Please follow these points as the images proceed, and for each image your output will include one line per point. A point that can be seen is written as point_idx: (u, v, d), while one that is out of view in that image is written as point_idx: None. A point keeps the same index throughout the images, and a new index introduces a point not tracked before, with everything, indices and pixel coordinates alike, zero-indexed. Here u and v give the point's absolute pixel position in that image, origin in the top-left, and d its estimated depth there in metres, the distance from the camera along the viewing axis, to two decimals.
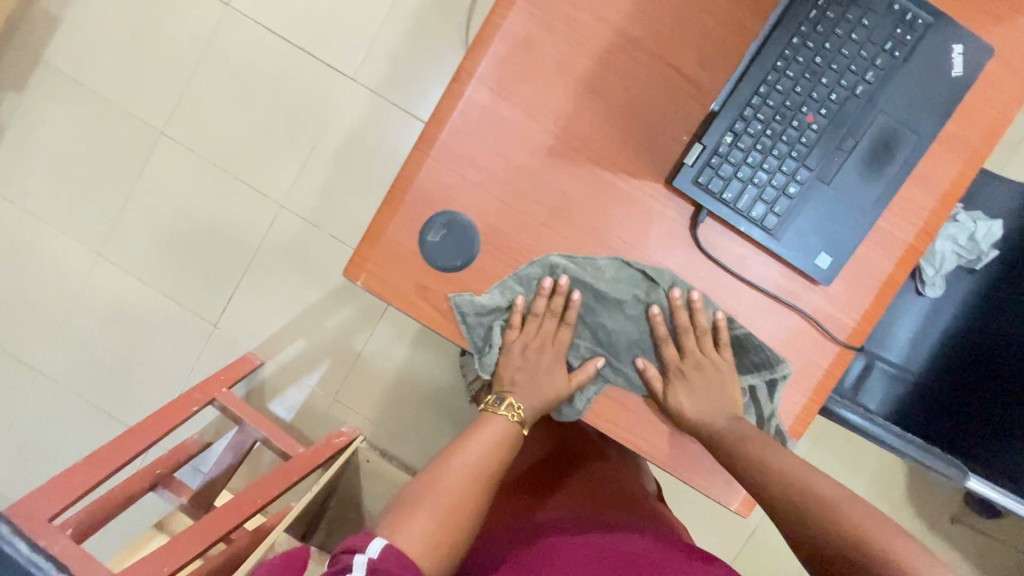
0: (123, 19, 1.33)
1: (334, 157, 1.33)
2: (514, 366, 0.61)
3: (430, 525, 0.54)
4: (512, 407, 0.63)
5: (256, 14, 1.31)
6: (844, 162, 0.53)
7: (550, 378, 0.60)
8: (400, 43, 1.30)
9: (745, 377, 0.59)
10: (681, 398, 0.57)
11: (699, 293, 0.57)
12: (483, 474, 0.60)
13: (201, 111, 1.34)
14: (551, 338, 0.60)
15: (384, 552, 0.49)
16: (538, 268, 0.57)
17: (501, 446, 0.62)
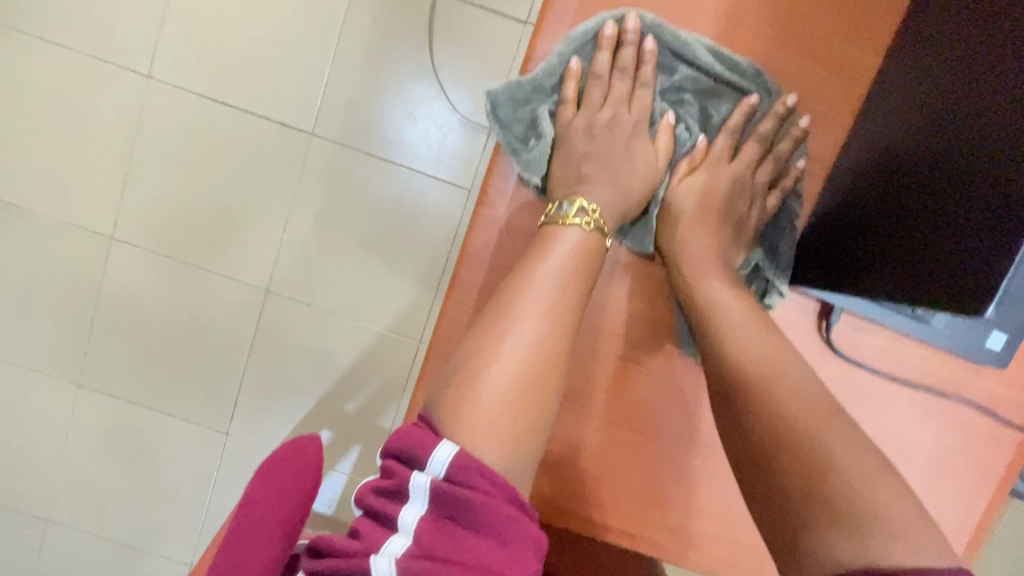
0: (30, 119, 1.14)
1: (312, 225, 1.17)
2: (582, 147, 0.61)
3: (502, 411, 0.50)
4: (585, 208, 0.58)
5: (183, 81, 1.12)
6: None
7: (633, 165, 0.61)
8: (356, 80, 1.13)
9: (754, 254, 0.64)
10: (704, 184, 0.63)
11: (790, 99, 0.61)
12: (551, 324, 0.54)
13: (151, 205, 1.17)
14: (623, 111, 0.61)
15: (452, 460, 0.46)
16: (628, 16, 0.60)
17: (579, 275, 0.56)
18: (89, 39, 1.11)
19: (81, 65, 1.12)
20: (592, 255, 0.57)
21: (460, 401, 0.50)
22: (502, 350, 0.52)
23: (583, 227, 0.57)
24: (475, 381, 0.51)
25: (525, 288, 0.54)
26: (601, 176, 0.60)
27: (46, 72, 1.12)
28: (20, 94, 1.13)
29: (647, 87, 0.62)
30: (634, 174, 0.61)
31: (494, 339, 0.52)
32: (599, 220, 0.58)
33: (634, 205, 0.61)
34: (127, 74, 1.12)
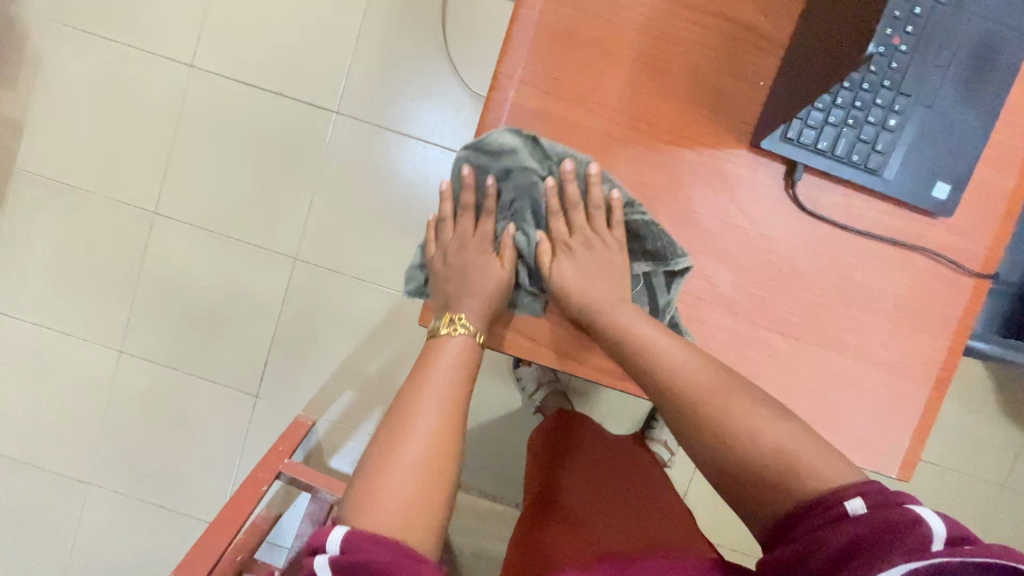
0: (85, 107, 1.27)
1: (336, 197, 1.27)
2: (450, 267, 0.57)
3: (407, 492, 0.49)
4: (453, 321, 0.55)
5: (222, 69, 1.25)
6: (944, 80, 0.48)
7: (481, 273, 0.55)
8: (377, 63, 1.24)
9: (636, 265, 0.54)
10: (569, 273, 0.54)
11: (595, 166, 0.51)
12: (444, 411, 0.52)
13: (190, 183, 1.28)
14: (471, 233, 0.57)
15: (346, 543, 0.46)
16: (448, 163, 0.55)
17: (461, 363, 0.54)
18: (139, 34, 1.24)
19: (132, 58, 1.25)
20: (464, 355, 0.55)
21: (365, 498, 0.48)
22: (403, 436, 0.51)
23: (453, 335, 0.54)
24: (377, 472, 0.50)
25: (419, 385, 0.53)
26: (464, 294, 0.55)
27: (101, 64, 1.25)
28: (77, 85, 1.26)
29: (483, 205, 0.55)
30: (489, 283, 0.55)
31: (392, 428, 0.51)
32: (474, 334, 0.55)
33: (501, 297, 0.56)
34: (172, 63, 1.25)
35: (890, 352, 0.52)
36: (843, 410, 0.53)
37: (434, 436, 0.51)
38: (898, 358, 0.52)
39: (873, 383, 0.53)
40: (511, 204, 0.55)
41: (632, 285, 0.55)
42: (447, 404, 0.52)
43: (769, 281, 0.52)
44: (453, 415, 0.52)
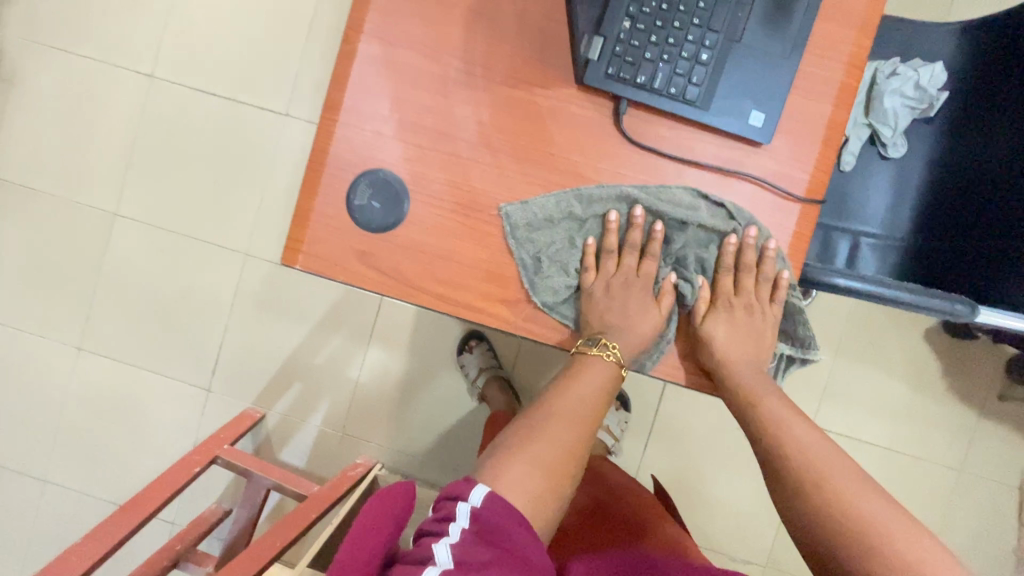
0: (53, 116, 1.35)
1: (285, 194, 1.32)
2: (603, 301, 0.57)
3: (537, 485, 0.52)
4: (606, 345, 0.57)
5: (180, 78, 1.33)
6: (748, 17, 0.52)
7: (641, 313, 0.57)
8: (323, 67, 1.31)
9: (780, 346, 0.60)
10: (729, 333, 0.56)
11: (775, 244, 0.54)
12: (578, 438, 0.55)
13: (149, 184, 1.34)
14: (634, 273, 0.57)
15: (487, 500, 0.49)
16: (621, 194, 0.55)
17: (596, 411, 0.57)
18: (104, 49, 1.34)
19: (98, 70, 1.34)
20: (606, 376, 0.57)
21: (501, 467, 0.52)
22: (544, 438, 0.54)
23: (603, 357, 0.56)
24: (515, 451, 0.53)
25: (568, 394, 0.57)
26: (620, 328, 0.57)
27: (69, 77, 1.34)
28: (47, 96, 1.35)
29: (648, 246, 0.57)
30: (645, 330, 0.57)
31: (539, 421, 0.55)
32: (623, 366, 0.57)
33: (653, 335, 0.57)
34: (134, 74, 1.33)
35: None
36: None
37: (571, 441, 0.55)
38: None
39: None
40: (678, 253, 0.58)
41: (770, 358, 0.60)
42: (584, 424, 0.56)
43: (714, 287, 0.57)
44: (586, 430, 0.56)
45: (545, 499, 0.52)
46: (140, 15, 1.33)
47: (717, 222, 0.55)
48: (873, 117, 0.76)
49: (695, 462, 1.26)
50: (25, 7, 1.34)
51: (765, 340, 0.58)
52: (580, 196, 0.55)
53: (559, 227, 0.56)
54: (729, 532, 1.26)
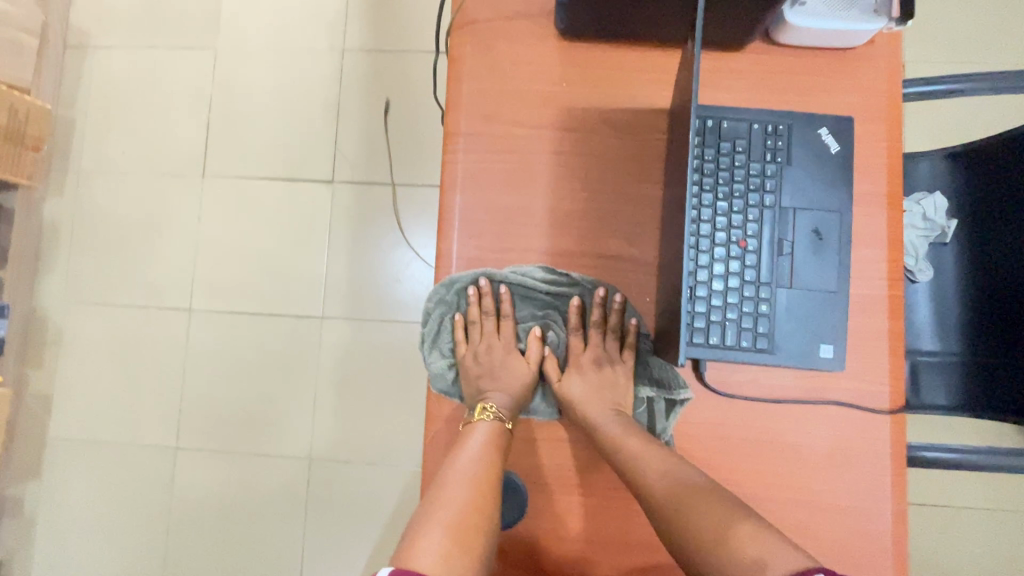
0: (103, 367, 1.41)
1: (335, 390, 1.36)
2: (478, 371, 0.64)
3: (444, 542, 0.52)
4: (486, 408, 0.61)
5: (216, 304, 1.40)
6: (793, 261, 0.57)
7: (511, 370, 0.64)
8: (348, 263, 1.40)
9: (642, 390, 0.63)
10: (590, 376, 0.63)
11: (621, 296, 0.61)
12: (478, 489, 0.56)
13: (203, 410, 1.38)
14: (498, 337, 0.65)
15: (397, 573, 0.49)
16: (468, 274, 0.62)
17: (491, 460, 0.58)
18: (142, 293, 1.42)
19: (138, 314, 1.41)
20: (491, 432, 0.60)
21: (411, 542, 0.53)
22: (443, 494, 0.56)
23: (488, 420, 0.61)
24: (418, 524, 0.54)
25: (456, 459, 0.59)
26: (497, 391, 0.63)
27: (112, 326, 1.41)
28: (95, 349, 1.41)
29: (503, 309, 0.64)
30: (516, 381, 0.64)
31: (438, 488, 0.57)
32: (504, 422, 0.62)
33: (526, 390, 0.64)
34: (173, 310, 1.41)
35: (841, 500, 0.57)
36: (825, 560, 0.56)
37: (468, 499, 0.56)
38: (851, 504, 0.57)
39: (838, 530, 0.57)
40: (539, 310, 0.65)
41: (635, 404, 0.63)
42: (479, 481, 0.57)
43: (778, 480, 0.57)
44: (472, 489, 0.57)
45: (454, 548, 0.53)
46: (170, 255, 1.42)
47: (564, 285, 0.62)
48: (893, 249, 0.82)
49: None
50: (64, 273, 1.43)
51: (621, 375, 0.63)
52: (443, 282, 0.63)
53: (434, 311, 0.66)
54: None
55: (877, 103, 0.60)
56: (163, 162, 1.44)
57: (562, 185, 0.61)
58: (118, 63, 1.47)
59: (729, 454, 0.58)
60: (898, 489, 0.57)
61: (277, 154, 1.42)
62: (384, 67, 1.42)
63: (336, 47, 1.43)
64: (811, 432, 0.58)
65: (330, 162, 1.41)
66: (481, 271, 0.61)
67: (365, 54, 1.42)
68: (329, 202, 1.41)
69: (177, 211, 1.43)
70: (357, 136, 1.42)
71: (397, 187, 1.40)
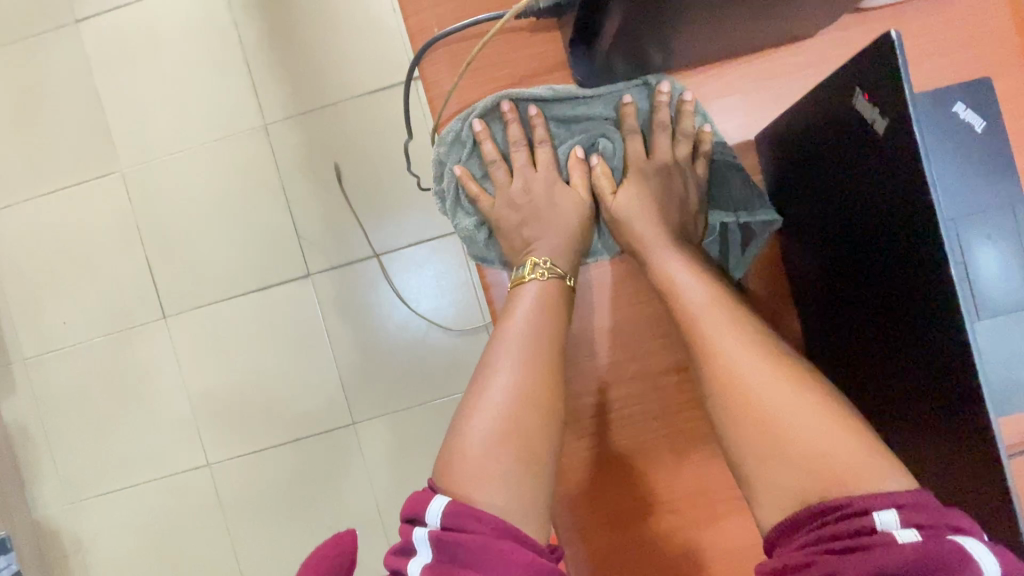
0: (139, 556, 1.25)
1: (399, 493, 1.24)
2: (513, 213, 0.62)
3: (489, 441, 0.51)
4: (537, 265, 0.59)
5: (234, 449, 1.24)
6: (988, 283, 0.44)
7: (558, 209, 0.62)
8: (361, 356, 1.24)
9: (716, 216, 0.63)
10: (647, 196, 0.62)
11: (690, 94, 0.57)
12: (530, 393, 0.53)
13: (264, 564, 1.24)
14: (534, 168, 0.62)
15: (446, 511, 0.47)
16: (487, 100, 0.55)
17: (548, 335, 0.56)
18: (149, 466, 1.25)
19: (154, 489, 1.25)
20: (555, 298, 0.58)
21: (455, 444, 0.52)
22: (484, 393, 0.53)
23: (540, 280, 0.59)
24: (461, 415, 0.54)
25: (501, 328, 0.57)
26: (542, 237, 0.61)
27: (131, 512, 1.25)
28: (123, 542, 1.25)
29: (533, 135, 0.60)
30: (566, 219, 0.62)
31: (484, 361, 0.56)
32: (568, 276, 0.60)
33: (584, 227, 0.63)
34: (191, 471, 1.25)
35: None
36: None
37: (519, 408, 0.52)
38: None
39: None
40: (578, 129, 0.61)
41: (708, 233, 0.64)
42: (531, 377, 0.53)
43: None
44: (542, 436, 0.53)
45: (508, 469, 0.50)
46: (163, 414, 1.25)
47: (608, 93, 0.57)
48: None
49: None
50: (53, 473, 1.26)
51: (687, 181, 0.62)
52: (455, 119, 0.57)
53: (449, 160, 0.60)
54: None
55: (967, 65, 0.52)
56: (114, 316, 1.25)
57: None
58: (15, 225, 1.25)
59: None
60: None
61: (238, 265, 1.24)
62: (318, 129, 1.22)
63: (256, 123, 1.22)
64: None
65: (299, 254, 1.23)
66: (503, 94, 0.55)
67: (293, 121, 1.22)
68: (315, 298, 1.24)
69: (151, 363, 1.25)
70: (319, 215, 1.23)
71: (383, 257, 1.23)
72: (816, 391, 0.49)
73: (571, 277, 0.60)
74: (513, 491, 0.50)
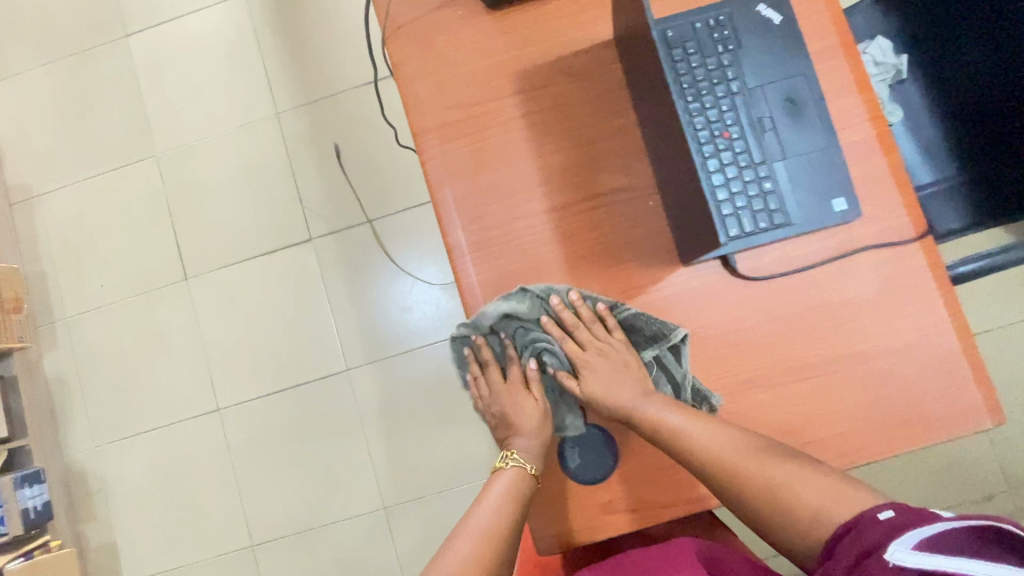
0: (154, 495, 1.39)
1: (387, 435, 1.36)
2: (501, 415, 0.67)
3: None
4: (510, 456, 0.63)
5: (241, 396, 1.39)
6: (779, 134, 0.59)
7: (525, 406, 0.66)
8: (354, 311, 1.40)
9: (647, 353, 0.63)
10: (589, 364, 0.63)
11: (575, 291, 0.61)
12: (496, 539, 0.58)
13: (265, 502, 1.37)
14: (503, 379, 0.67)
15: None
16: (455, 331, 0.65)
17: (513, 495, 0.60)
18: (166, 412, 1.40)
19: (170, 432, 1.40)
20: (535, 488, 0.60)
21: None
22: (453, 541, 0.58)
23: (512, 468, 0.62)
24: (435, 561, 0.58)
25: (480, 505, 0.62)
26: (519, 436, 0.65)
27: (149, 454, 1.40)
28: (141, 481, 1.39)
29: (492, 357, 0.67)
30: (528, 415, 0.65)
31: (456, 531, 0.60)
32: (528, 466, 0.62)
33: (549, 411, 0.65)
34: (203, 416, 1.39)
35: (904, 336, 0.58)
36: (913, 394, 0.58)
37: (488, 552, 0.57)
38: (912, 335, 0.58)
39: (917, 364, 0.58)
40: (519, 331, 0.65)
41: (649, 371, 0.63)
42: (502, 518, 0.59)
43: (836, 334, 0.59)
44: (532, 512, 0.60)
45: None
46: (181, 364, 1.41)
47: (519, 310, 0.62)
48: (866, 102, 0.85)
49: None
50: (84, 419, 1.42)
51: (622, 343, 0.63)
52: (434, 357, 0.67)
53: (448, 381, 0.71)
54: (979, 485, 1.23)
55: None
56: (143, 279, 1.44)
57: (542, 143, 0.62)
58: (65, 202, 1.47)
59: (767, 325, 0.59)
60: (952, 307, 0.58)
61: (250, 232, 1.42)
62: (321, 116, 1.43)
63: (270, 113, 1.44)
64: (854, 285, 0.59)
65: (303, 223, 1.41)
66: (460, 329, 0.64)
67: (301, 110, 1.43)
68: (316, 260, 1.41)
69: (172, 320, 1.42)
70: (320, 188, 1.42)
71: (374, 223, 1.40)
72: (774, 455, 0.55)
73: (532, 466, 0.62)
74: None
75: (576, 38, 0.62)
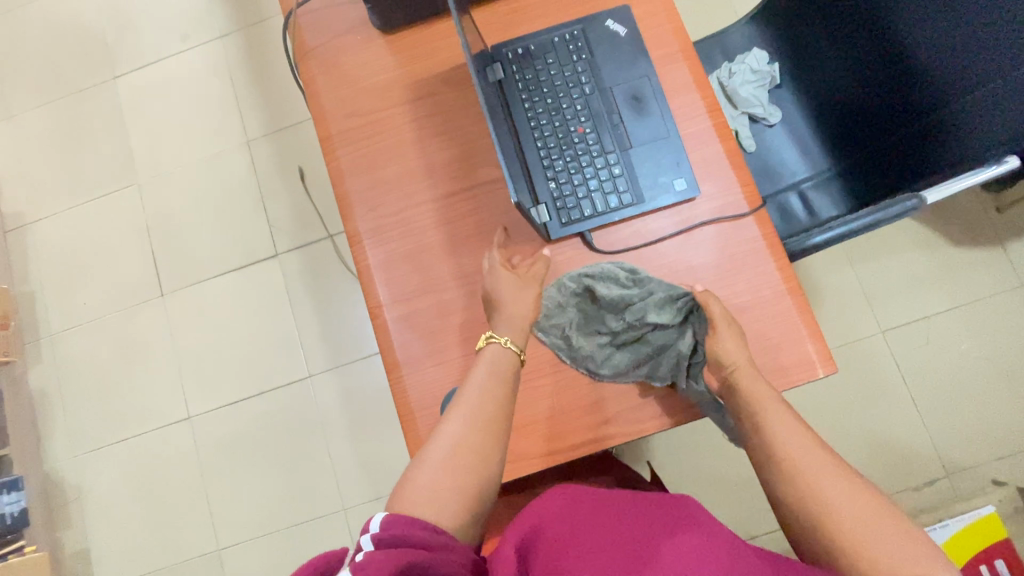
0: (126, 501, 1.45)
1: (346, 436, 1.42)
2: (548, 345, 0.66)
3: (437, 477, 0.56)
4: (495, 336, 0.64)
5: (210, 403, 1.47)
6: (626, 129, 0.68)
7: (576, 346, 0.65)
8: (315, 319, 1.48)
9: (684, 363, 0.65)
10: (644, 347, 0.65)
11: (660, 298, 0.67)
12: (484, 427, 0.59)
13: (231, 505, 1.42)
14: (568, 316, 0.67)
15: (385, 523, 0.51)
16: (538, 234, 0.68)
17: (503, 387, 0.61)
18: (139, 421, 1.48)
19: (143, 440, 1.47)
20: (508, 368, 0.63)
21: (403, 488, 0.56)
22: (431, 440, 0.59)
23: (499, 347, 0.63)
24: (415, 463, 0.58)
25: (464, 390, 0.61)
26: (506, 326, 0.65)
27: (122, 462, 1.47)
28: (114, 488, 1.46)
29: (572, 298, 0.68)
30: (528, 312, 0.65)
31: (436, 430, 0.59)
32: (516, 348, 0.64)
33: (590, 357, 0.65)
34: (174, 424, 1.47)
35: (742, 297, 0.66)
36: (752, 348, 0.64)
37: (469, 433, 0.58)
38: (750, 295, 0.65)
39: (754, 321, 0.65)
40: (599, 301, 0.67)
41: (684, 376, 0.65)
42: (489, 423, 0.59)
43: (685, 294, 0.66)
44: (503, 409, 0.61)
45: (446, 492, 0.55)
46: (155, 375, 1.50)
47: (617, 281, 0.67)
48: (745, 108, 0.97)
49: (827, 426, 1.29)
50: (63, 430, 1.50)
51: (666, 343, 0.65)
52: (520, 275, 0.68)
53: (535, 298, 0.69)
54: (915, 468, 1.26)
55: None
56: (122, 296, 1.54)
57: (426, 142, 0.72)
58: (53, 228, 1.59)
59: None
60: (784, 270, 0.66)
61: (221, 250, 1.53)
62: (286, 142, 1.55)
63: (240, 141, 1.57)
64: (697, 253, 0.67)
65: (270, 239, 1.52)
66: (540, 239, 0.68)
67: (268, 137, 1.56)
68: (281, 273, 1.51)
69: (148, 333, 1.52)
70: (285, 207, 1.53)
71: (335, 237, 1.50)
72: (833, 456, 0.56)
73: (519, 351, 0.64)
74: (462, 493, 0.56)
75: (453, 55, 0.73)
